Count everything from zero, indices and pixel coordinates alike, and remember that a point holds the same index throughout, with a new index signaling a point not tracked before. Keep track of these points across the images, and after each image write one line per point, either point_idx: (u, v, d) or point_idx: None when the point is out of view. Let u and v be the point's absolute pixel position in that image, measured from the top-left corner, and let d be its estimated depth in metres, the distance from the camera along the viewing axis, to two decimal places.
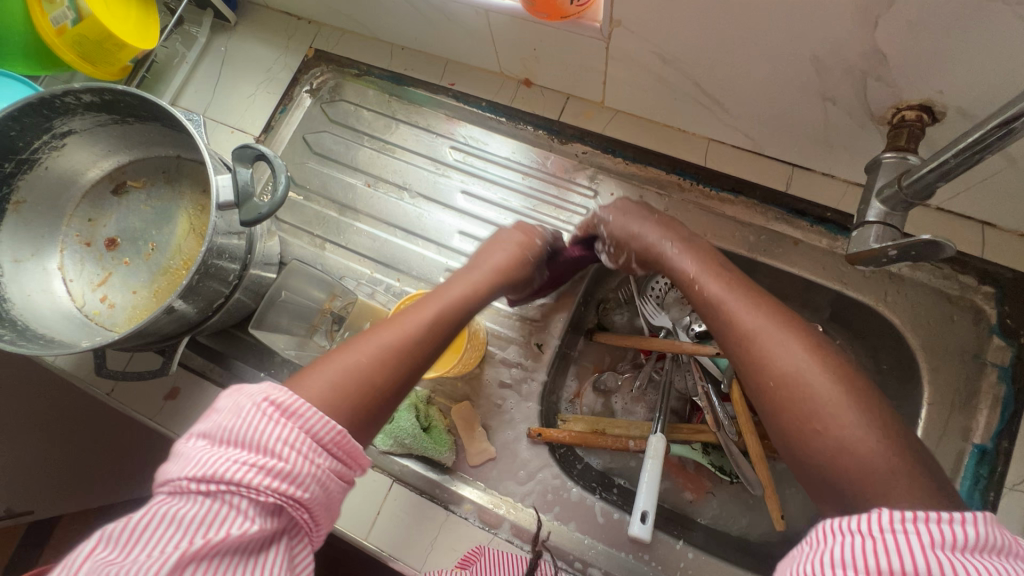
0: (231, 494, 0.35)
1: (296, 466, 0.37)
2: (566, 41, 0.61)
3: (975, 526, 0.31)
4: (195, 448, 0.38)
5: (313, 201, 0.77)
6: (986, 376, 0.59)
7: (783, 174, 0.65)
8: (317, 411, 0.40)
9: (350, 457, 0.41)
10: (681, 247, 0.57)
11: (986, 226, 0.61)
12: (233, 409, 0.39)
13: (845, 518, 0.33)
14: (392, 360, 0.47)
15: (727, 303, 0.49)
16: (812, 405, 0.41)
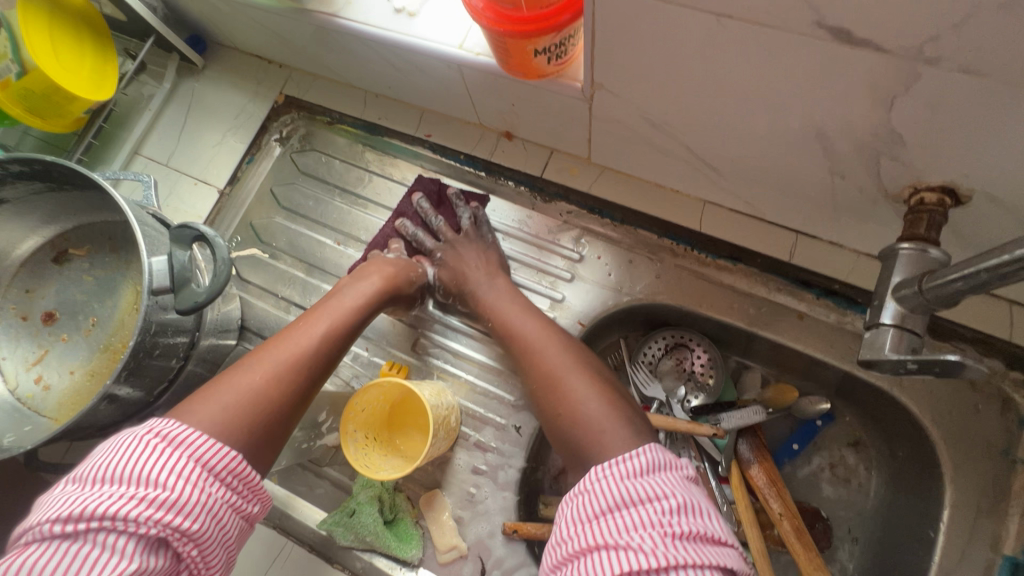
0: (97, 531, 0.35)
1: (181, 495, 0.38)
2: (545, 98, 0.56)
3: (643, 457, 0.42)
4: (67, 487, 0.38)
5: (279, 259, 0.71)
6: (1016, 477, 0.52)
7: (787, 241, 0.59)
8: (207, 439, 0.42)
9: (249, 491, 0.44)
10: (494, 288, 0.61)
11: (1014, 305, 0.54)
12: (113, 446, 0.39)
13: (574, 487, 0.43)
14: (286, 372, 0.49)
15: (523, 334, 0.56)
16: (573, 419, 0.49)
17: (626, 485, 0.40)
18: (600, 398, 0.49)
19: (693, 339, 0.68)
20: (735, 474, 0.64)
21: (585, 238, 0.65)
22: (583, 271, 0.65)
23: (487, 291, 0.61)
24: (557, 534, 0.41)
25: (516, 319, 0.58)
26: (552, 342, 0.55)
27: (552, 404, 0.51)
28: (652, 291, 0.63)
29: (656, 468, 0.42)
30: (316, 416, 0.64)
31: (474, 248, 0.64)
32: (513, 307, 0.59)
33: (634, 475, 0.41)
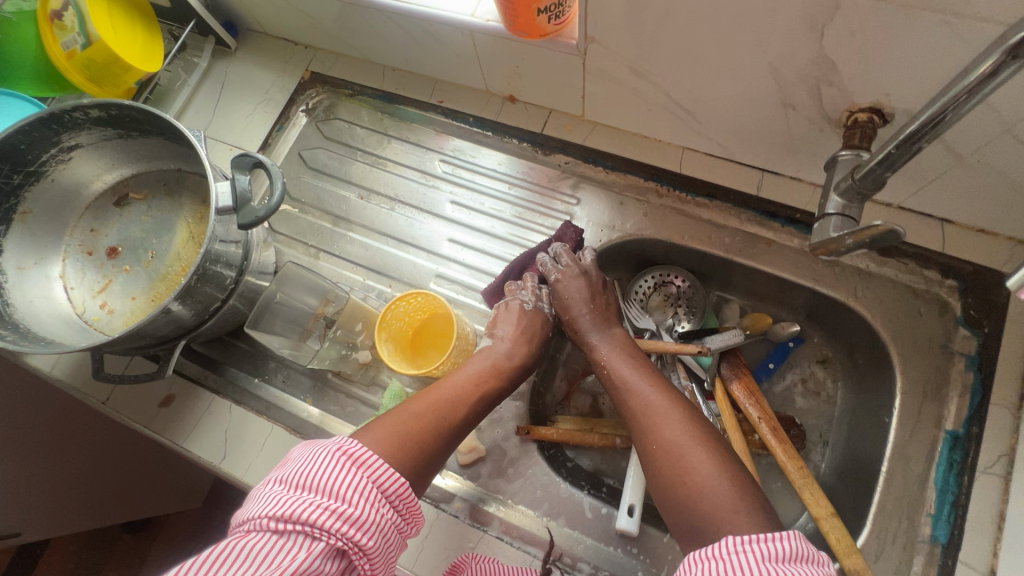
0: (299, 534, 0.41)
1: (361, 513, 0.43)
2: (545, 57, 0.65)
3: (787, 541, 0.40)
4: (276, 489, 0.44)
5: (308, 213, 0.80)
6: (954, 365, 0.61)
7: (754, 178, 0.69)
8: (383, 463, 0.48)
9: (410, 514, 0.49)
10: (599, 333, 0.66)
11: (945, 223, 0.64)
12: (313, 458, 0.46)
13: (706, 548, 0.42)
14: (433, 423, 0.55)
15: (634, 382, 0.59)
16: (685, 460, 0.50)
17: (766, 566, 0.39)
18: (707, 444, 0.51)
19: (679, 275, 0.76)
20: (719, 388, 0.72)
21: (581, 185, 0.75)
22: (580, 212, 0.74)
23: (602, 341, 0.65)
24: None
25: (624, 367, 0.61)
26: (665, 389, 0.58)
27: (656, 446, 0.53)
28: (641, 228, 0.72)
29: (797, 556, 0.40)
30: (353, 326, 0.70)
31: (583, 284, 0.67)
32: (620, 350, 0.63)
33: (777, 557, 0.39)
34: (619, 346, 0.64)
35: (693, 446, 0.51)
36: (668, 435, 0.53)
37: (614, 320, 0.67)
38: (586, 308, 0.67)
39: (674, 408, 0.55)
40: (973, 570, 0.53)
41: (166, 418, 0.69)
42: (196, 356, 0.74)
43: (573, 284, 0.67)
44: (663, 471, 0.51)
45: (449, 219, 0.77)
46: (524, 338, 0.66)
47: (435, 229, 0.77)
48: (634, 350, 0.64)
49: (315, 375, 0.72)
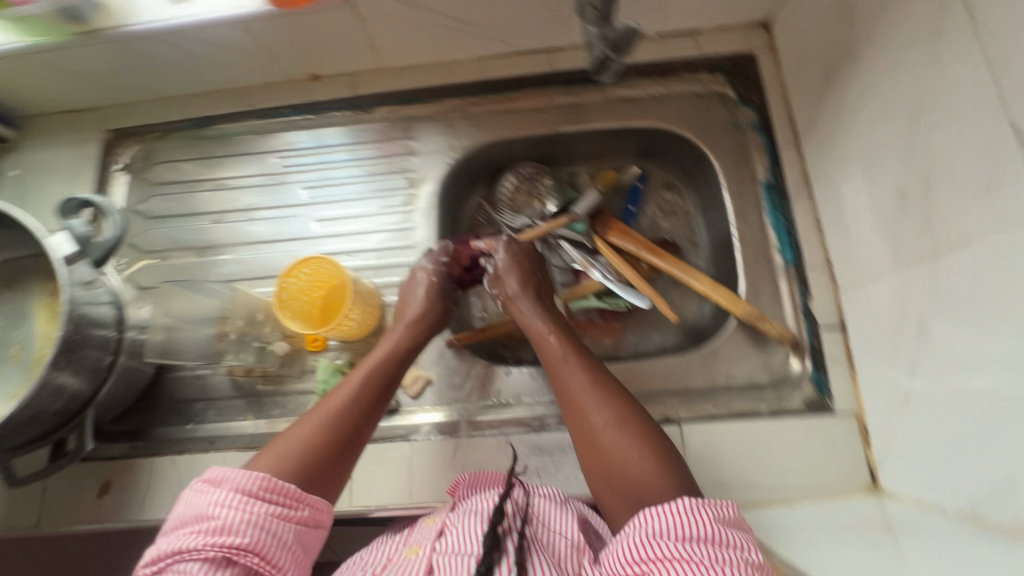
0: (176, 563, 0.43)
1: (229, 520, 0.44)
2: (322, 22, 0.70)
3: (728, 509, 0.44)
4: (160, 541, 0.45)
5: (170, 257, 0.79)
6: (747, 135, 0.75)
7: (545, 59, 0.79)
8: (243, 471, 0.48)
9: (292, 498, 0.48)
10: (531, 304, 0.63)
11: (696, 34, 0.78)
12: (180, 501, 0.47)
13: (662, 504, 0.43)
14: (330, 439, 0.53)
15: (570, 365, 0.56)
16: (626, 454, 0.49)
17: (718, 527, 0.41)
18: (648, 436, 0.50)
19: (530, 167, 0.85)
20: (599, 242, 0.82)
21: (410, 124, 0.81)
22: (420, 146, 0.80)
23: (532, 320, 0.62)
24: (628, 543, 0.42)
25: (552, 347, 0.58)
26: (593, 369, 0.55)
27: (582, 429, 0.52)
28: (476, 138, 0.80)
29: (737, 522, 0.44)
30: (253, 316, 0.72)
31: (522, 257, 0.67)
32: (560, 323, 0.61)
33: (724, 521, 0.43)
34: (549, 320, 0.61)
35: (618, 434, 0.50)
36: (597, 421, 0.52)
37: (545, 297, 0.65)
38: (514, 281, 0.65)
39: (604, 392, 0.53)
40: (818, 269, 0.68)
41: (111, 504, 0.65)
42: (117, 436, 0.70)
43: (506, 266, 0.66)
44: (589, 457, 0.51)
45: (309, 204, 0.80)
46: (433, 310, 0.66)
47: (299, 217, 0.79)
48: (564, 324, 0.61)
49: (245, 394, 0.71)
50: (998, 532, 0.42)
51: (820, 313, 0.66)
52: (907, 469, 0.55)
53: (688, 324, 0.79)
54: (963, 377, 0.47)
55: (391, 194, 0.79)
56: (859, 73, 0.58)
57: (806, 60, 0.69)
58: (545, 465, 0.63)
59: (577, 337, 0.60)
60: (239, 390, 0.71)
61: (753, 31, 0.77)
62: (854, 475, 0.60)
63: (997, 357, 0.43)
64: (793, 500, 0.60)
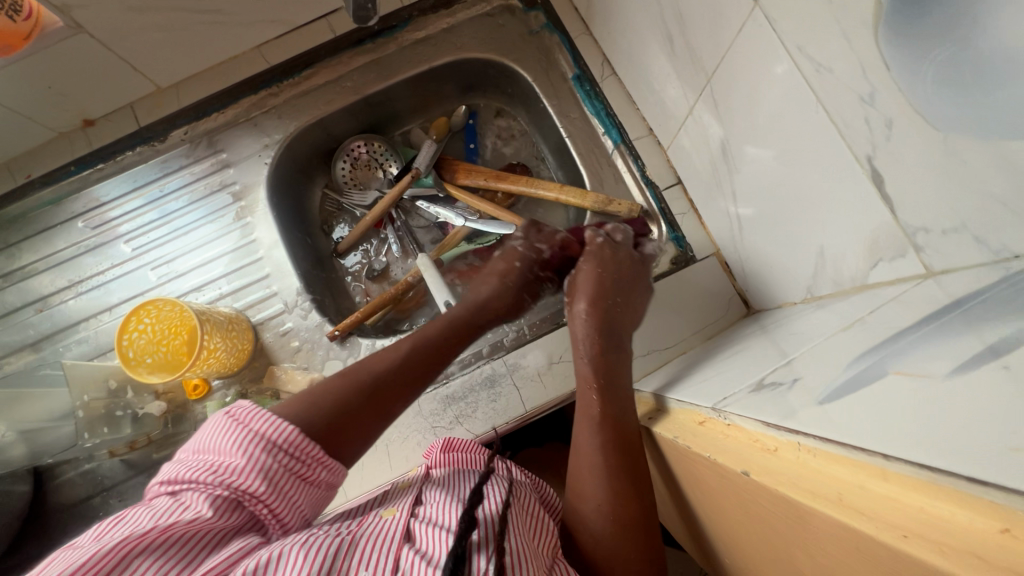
0: (189, 490, 0.41)
1: (249, 462, 0.42)
2: (58, 59, 0.63)
3: None
4: (182, 461, 0.44)
5: (3, 366, 0.70)
6: (543, 38, 0.76)
7: (324, 26, 0.76)
8: (273, 418, 0.45)
9: (315, 460, 0.46)
10: (590, 325, 0.59)
11: None
12: (208, 425, 0.45)
13: None
14: (364, 396, 0.50)
15: (597, 424, 0.53)
16: (599, 530, 0.49)
17: None
18: (637, 535, 0.49)
19: (358, 141, 0.82)
20: (451, 189, 0.82)
21: (214, 137, 0.75)
22: (233, 157, 0.75)
23: (582, 362, 0.58)
24: None
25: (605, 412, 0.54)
26: (627, 458, 0.51)
27: (583, 496, 0.51)
28: (287, 128, 0.76)
29: None
30: (107, 386, 0.66)
31: (605, 261, 0.63)
32: (616, 374, 0.57)
33: None
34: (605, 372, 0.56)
35: (609, 533, 0.48)
36: (594, 507, 0.50)
37: (612, 327, 0.59)
38: (581, 301, 0.61)
39: (628, 490, 0.50)
40: (643, 139, 0.71)
41: None
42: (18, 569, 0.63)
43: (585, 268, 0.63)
44: (574, 521, 0.52)
45: (138, 255, 0.73)
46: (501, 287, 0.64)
47: (132, 272, 0.73)
48: (621, 384, 0.56)
49: (142, 469, 0.66)
50: (828, 300, 0.47)
51: (658, 178, 0.70)
52: (761, 284, 0.60)
53: None
54: (768, 182, 0.51)
55: (220, 214, 0.74)
56: None
57: None
58: (463, 411, 0.64)
59: (627, 406, 0.55)
60: (133, 468, 0.66)
61: None
62: (730, 307, 0.65)
63: (780, 151, 0.47)
64: (687, 350, 0.64)
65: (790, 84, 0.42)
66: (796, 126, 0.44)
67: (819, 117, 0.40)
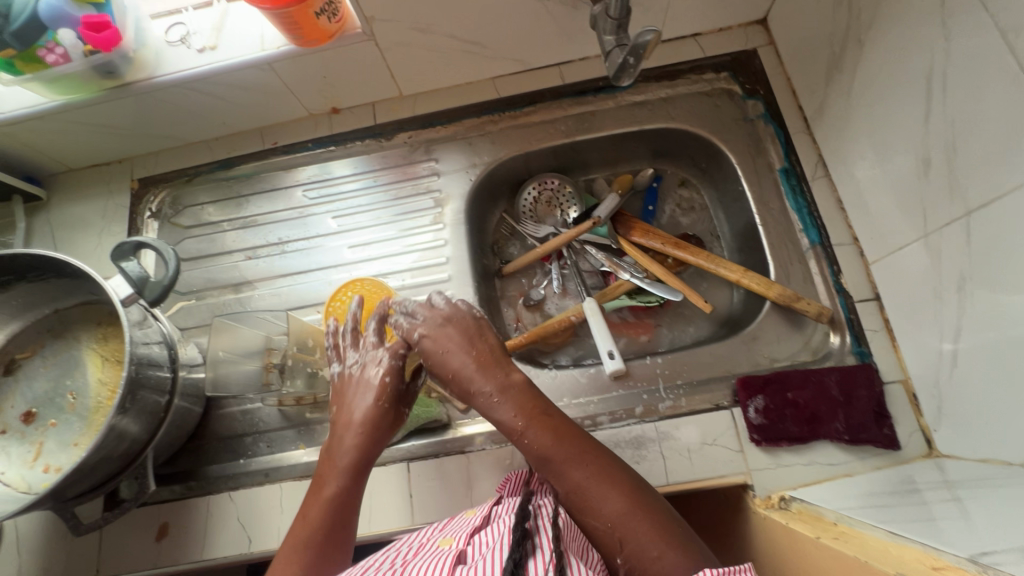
0: None
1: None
2: (343, 57, 0.73)
3: None
4: None
5: (207, 296, 0.80)
6: (758, 127, 0.78)
7: (556, 73, 0.82)
8: None
9: None
10: (497, 392, 0.55)
11: (698, 37, 0.81)
12: None
13: None
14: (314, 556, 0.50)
15: (560, 471, 0.51)
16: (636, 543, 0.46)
17: None
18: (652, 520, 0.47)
19: (551, 177, 0.86)
20: (625, 243, 0.83)
21: (432, 146, 0.83)
22: (443, 167, 0.82)
23: (501, 412, 0.55)
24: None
25: (554, 446, 0.52)
26: (588, 457, 0.51)
27: (605, 527, 0.48)
28: (496, 154, 0.82)
29: None
30: (305, 342, 0.69)
31: (451, 339, 0.59)
32: (528, 404, 0.55)
33: None
34: (519, 410, 0.54)
35: (645, 527, 0.47)
36: (615, 518, 0.48)
37: (501, 372, 0.57)
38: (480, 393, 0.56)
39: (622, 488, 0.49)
40: (845, 246, 0.70)
41: (172, 547, 0.65)
42: (168, 478, 0.70)
43: (451, 358, 0.58)
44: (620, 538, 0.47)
45: (339, 231, 0.81)
46: (383, 404, 0.58)
47: (331, 245, 0.80)
48: (533, 407, 0.55)
49: (294, 424, 0.71)
50: None
51: (853, 289, 0.68)
52: (959, 431, 0.56)
53: (720, 314, 0.81)
54: (1014, 332, 0.48)
55: (419, 215, 0.80)
56: (866, 57, 0.61)
57: (809, 50, 0.72)
58: None
59: (561, 422, 0.54)
60: (289, 421, 0.71)
61: (752, 29, 0.81)
62: (910, 442, 0.61)
63: None
64: (853, 474, 0.61)
65: None
66: None
67: None
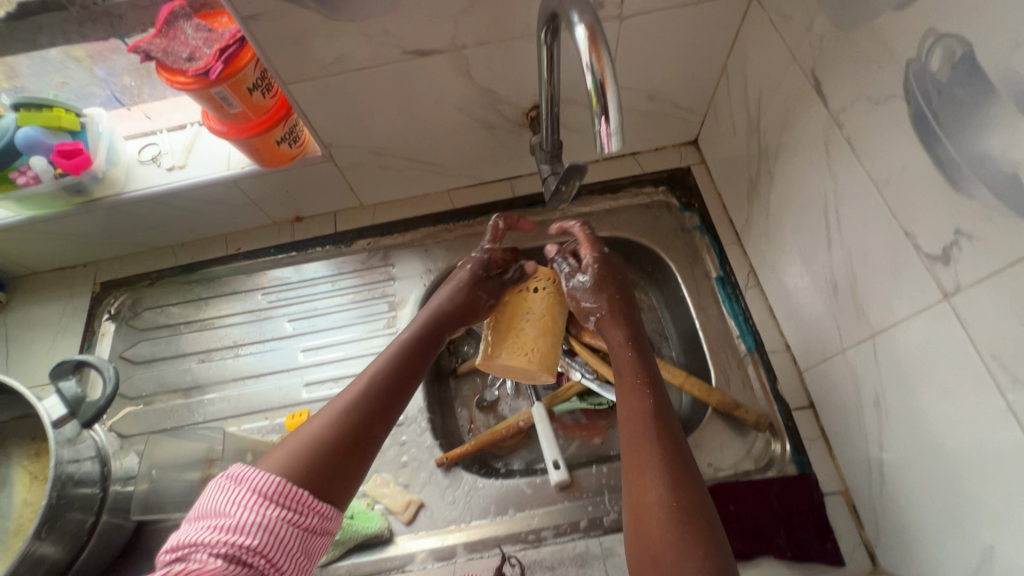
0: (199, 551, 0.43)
1: (241, 519, 0.45)
2: (304, 174, 0.78)
3: None
4: (184, 529, 0.47)
5: (155, 401, 0.79)
6: (695, 237, 0.84)
7: (507, 187, 0.88)
8: (261, 473, 0.48)
9: (304, 504, 0.48)
10: (622, 341, 0.63)
11: (637, 155, 0.89)
12: (223, 496, 0.47)
13: None
14: (366, 405, 0.56)
15: (639, 430, 0.54)
16: (658, 520, 0.48)
17: None
18: (691, 503, 0.48)
19: None
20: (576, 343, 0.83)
21: (389, 253, 0.87)
22: (399, 273, 0.85)
23: (624, 369, 0.61)
24: None
25: (644, 406, 0.56)
26: (676, 444, 0.53)
27: (656, 504, 0.49)
28: (451, 259, 0.86)
29: None
30: (244, 457, 0.69)
31: (610, 258, 0.69)
32: (649, 369, 0.60)
33: None
34: (636, 368, 0.60)
35: (679, 511, 0.48)
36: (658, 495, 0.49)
37: (630, 330, 0.64)
38: (612, 329, 0.64)
39: (680, 472, 0.50)
40: (779, 353, 0.73)
41: None
42: None
43: (591, 270, 0.67)
44: (650, 511, 0.49)
45: (294, 334, 0.82)
46: (461, 296, 0.67)
47: (284, 348, 0.81)
48: (653, 378, 0.59)
49: None
50: None
51: (789, 396, 0.70)
52: (897, 548, 0.56)
53: None
54: (925, 452, 0.50)
55: (374, 319, 0.82)
56: (777, 184, 0.67)
57: (734, 172, 0.79)
58: None
59: (666, 409, 0.56)
60: None
61: (685, 149, 0.89)
62: (854, 558, 0.60)
63: (947, 428, 0.47)
64: None
65: (975, 379, 0.43)
66: (972, 414, 0.44)
67: (1006, 417, 0.41)
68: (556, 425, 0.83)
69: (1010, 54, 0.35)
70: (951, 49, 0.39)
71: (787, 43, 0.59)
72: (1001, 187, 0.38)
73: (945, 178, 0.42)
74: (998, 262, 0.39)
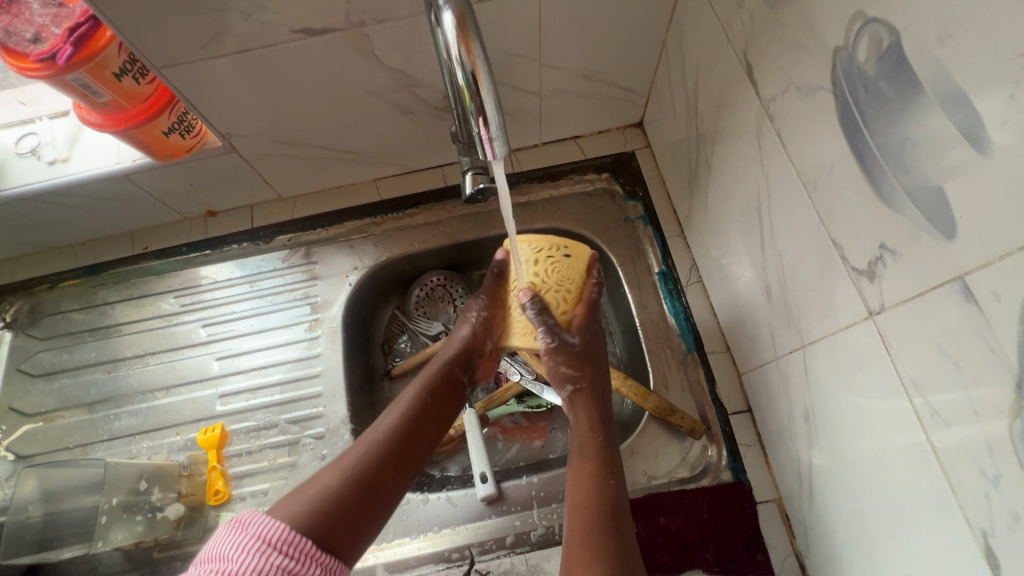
0: None
1: (242, 566, 0.42)
2: (206, 167, 0.71)
3: None
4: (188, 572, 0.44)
5: (56, 417, 0.73)
6: (637, 228, 0.78)
7: (438, 175, 0.82)
8: (268, 519, 0.46)
9: (305, 555, 0.45)
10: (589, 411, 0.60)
11: (579, 138, 0.83)
12: (225, 541, 0.44)
13: None
14: (376, 449, 0.53)
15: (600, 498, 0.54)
16: None
17: None
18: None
19: (436, 275, 0.83)
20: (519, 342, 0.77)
21: (312, 249, 0.80)
22: (322, 271, 0.79)
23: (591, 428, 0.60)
24: None
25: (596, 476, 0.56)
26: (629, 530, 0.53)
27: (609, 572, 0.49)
28: (377, 255, 0.79)
29: None
30: (137, 486, 0.65)
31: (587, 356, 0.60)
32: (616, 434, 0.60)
33: None
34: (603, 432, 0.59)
35: None
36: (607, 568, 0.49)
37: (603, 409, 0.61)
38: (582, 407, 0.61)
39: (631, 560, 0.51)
40: (719, 353, 0.69)
41: None
42: None
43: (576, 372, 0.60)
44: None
45: (208, 341, 0.76)
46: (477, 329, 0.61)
47: (199, 356, 0.76)
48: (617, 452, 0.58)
49: (138, 566, 0.64)
50: None
51: (727, 399, 0.67)
52: (823, 561, 0.54)
53: None
54: (846, 472, 0.47)
55: (295, 323, 0.76)
56: (714, 175, 0.62)
57: (677, 159, 0.73)
58: None
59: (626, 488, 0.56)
60: (131, 564, 0.64)
61: (630, 132, 0.83)
62: (784, 568, 0.59)
63: (867, 450, 0.44)
64: None
65: (894, 403, 0.40)
66: (891, 440, 0.41)
67: (923, 448, 0.38)
68: (495, 428, 0.79)
69: (938, 46, 0.30)
70: (878, 38, 0.34)
71: (720, 21, 0.53)
72: (926, 201, 0.33)
73: (870, 182, 0.37)
74: (921, 284, 0.35)
